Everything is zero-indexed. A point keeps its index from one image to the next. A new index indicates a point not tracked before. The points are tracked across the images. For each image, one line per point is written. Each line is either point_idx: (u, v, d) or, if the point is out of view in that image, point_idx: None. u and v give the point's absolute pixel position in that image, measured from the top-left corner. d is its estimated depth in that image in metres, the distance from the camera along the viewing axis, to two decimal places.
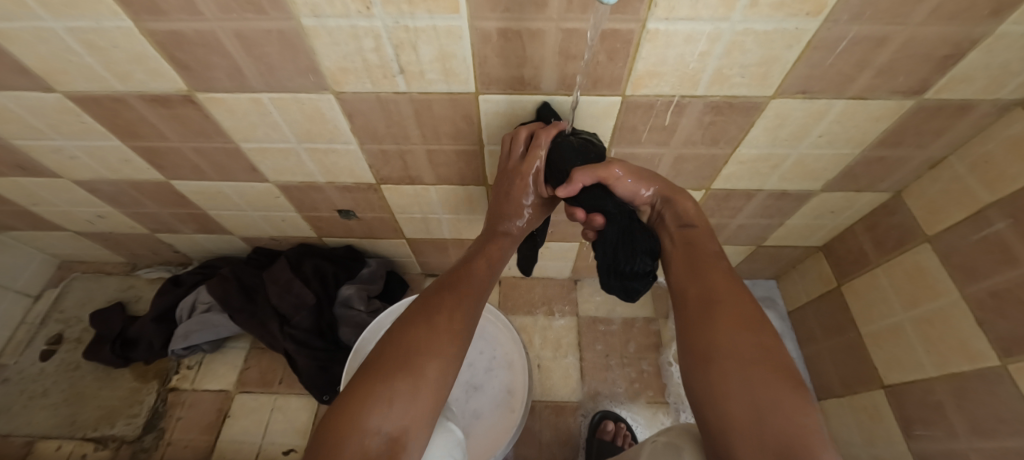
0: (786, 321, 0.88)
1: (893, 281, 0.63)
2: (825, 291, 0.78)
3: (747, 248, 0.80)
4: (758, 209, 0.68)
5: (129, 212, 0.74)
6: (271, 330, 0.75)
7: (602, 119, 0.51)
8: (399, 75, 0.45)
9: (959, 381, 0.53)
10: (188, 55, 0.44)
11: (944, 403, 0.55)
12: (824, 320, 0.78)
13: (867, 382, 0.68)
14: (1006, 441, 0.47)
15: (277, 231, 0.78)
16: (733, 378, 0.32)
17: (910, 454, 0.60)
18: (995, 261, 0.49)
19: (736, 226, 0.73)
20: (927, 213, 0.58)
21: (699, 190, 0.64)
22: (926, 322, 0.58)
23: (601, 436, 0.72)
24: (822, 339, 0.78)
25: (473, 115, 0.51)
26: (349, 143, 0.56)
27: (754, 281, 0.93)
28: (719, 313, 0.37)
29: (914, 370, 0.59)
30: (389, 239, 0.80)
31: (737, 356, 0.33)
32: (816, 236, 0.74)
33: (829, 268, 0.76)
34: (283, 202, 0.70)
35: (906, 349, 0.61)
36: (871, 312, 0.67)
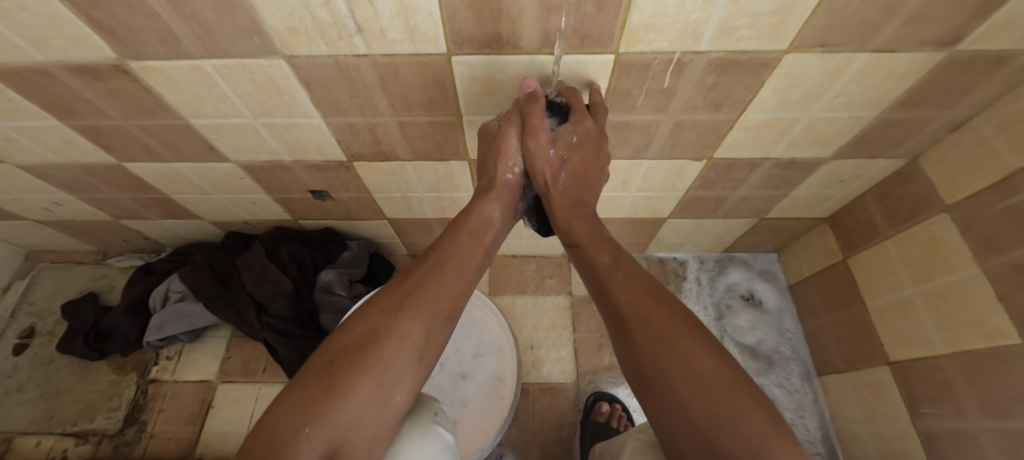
0: (785, 294, 0.86)
1: (903, 253, 0.60)
2: (828, 267, 0.75)
3: (748, 220, 0.75)
4: (762, 180, 0.63)
5: (87, 198, 0.69)
6: (248, 319, 0.72)
7: (592, 82, 0.45)
8: (357, 34, 0.39)
9: (970, 359, 0.50)
10: (108, 16, 0.37)
11: (953, 381, 0.53)
12: (827, 294, 0.75)
13: (869, 358, 0.66)
14: (1019, 421, 0.45)
15: (249, 214, 0.73)
16: (670, 400, 0.32)
17: (913, 431, 0.59)
18: (1020, 231, 0.45)
19: (738, 198, 0.68)
20: (946, 181, 0.53)
21: (699, 160, 0.59)
22: (939, 297, 0.54)
23: (596, 418, 0.72)
24: (824, 314, 0.76)
25: (447, 81, 0.45)
26: (311, 117, 0.51)
27: (755, 254, 0.90)
28: (644, 336, 0.35)
29: (922, 347, 0.57)
30: (369, 221, 0.76)
31: (676, 382, 0.32)
32: (821, 207, 0.70)
33: (835, 241, 0.73)
34: (249, 184, 0.65)
35: (914, 325, 0.58)
36: (878, 286, 0.64)
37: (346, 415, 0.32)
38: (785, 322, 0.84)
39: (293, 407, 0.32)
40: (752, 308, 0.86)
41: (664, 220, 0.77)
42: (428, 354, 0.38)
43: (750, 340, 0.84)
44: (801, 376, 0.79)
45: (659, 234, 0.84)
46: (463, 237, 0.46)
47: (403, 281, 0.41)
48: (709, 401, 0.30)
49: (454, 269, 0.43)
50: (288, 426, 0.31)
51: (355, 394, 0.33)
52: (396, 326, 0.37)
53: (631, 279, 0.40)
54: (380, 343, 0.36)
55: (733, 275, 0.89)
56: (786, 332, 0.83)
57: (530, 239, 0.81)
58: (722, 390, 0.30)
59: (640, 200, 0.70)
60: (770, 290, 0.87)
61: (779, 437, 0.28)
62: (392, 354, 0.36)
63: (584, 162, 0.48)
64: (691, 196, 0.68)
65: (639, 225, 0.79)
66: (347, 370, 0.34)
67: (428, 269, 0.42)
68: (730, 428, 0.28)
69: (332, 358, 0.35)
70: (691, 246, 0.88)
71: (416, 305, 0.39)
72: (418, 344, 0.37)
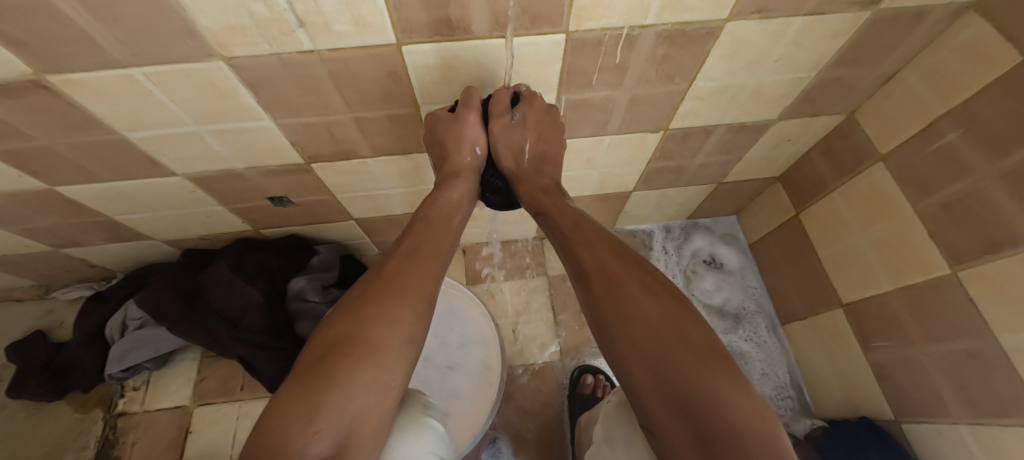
0: (746, 255, 0.90)
1: (849, 203, 0.64)
2: (783, 222, 0.79)
3: (708, 186, 0.78)
4: (718, 145, 0.65)
5: (18, 229, 0.63)
6: (219, 336, 0.69)
7: (546, 62, 0.45)
8: (300, 28, 0.37)
9: (912, 293, 0.55)
10: (12, 26, 0.33)
11: (899, 315, 0.58)
12: (784, 248, 0.80)
13: (826, 304, 0.71)
14: (961, 342, 0.50)
15: (206, 229, 0.69)
16: (627, 343, 0.33)
17: (869, 365, 0.64)
18: (948, 172, 0.49)
19: (697, 166, 0.71)
20: (881, 132, 0.57)
21: (657, 132, 0.60)
22: (883, 240, 0.59)
23: (582, 391, 0.74)
24: (784, 268, 0.80)
25: (400, 71, 0.44)
26: (261, 120, 0.48)
27: (715, 219, 0.94)
28: (603, 285, 0.37)
29: (871, 287, 0.62)
30: (336, 223, 0.73)
31: (633, 323, 0.34)
32: (773, 167, 0.74)
33: (787, 198, 0.77)
34: (202, 197, 0.61)
35: (863, 267, 0.63)
36: (829, 236, 0.68)
37: (345, 404, 0.31)
38: (747, 280, 0.88)
39: (292, 405, 0.31)
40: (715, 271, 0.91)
41: (630, 193, 0.79)
42: (421, 337, 0.38)
43: (717, 301, 0.89)
44: (766, 328, 0.85)
45: (627, 208, 0.86)
46: (434, 223, 0.45)
47: (381, 270, 0.40)
48: (660, 340, 0.32)
49: (432, 255, 0.42)
50: (290, 425, 0.30)
51: (354, 383, 0.32)
52: (388, 313, 0.36)
53: (594, 241, 0.40)
54: (375, 328, 0.35)
55: (697, 241, 0.93)
56: (750, 289, 0.88)
57: (502, 226, 0.81)
58: (670, 327, 0.33)
59: (605, 176, 0.71)
60: (732, 251, 0.91)
61: (723, 367, 0.31)
62: (387, 339, 0.35)
63: (540, 139, 0.48)
64: (653, 167, 0.70)
65: (607, 201, 0.80)
66: (343, 359, 0.33)
67: (405, 257, 0.41)
68: (680, 363, 0.31)
69: (330, 350, 0.34)
70: (658, 217, 0.91)
71: (400, 291, 0.38)
72: (410, 328, 0.37)
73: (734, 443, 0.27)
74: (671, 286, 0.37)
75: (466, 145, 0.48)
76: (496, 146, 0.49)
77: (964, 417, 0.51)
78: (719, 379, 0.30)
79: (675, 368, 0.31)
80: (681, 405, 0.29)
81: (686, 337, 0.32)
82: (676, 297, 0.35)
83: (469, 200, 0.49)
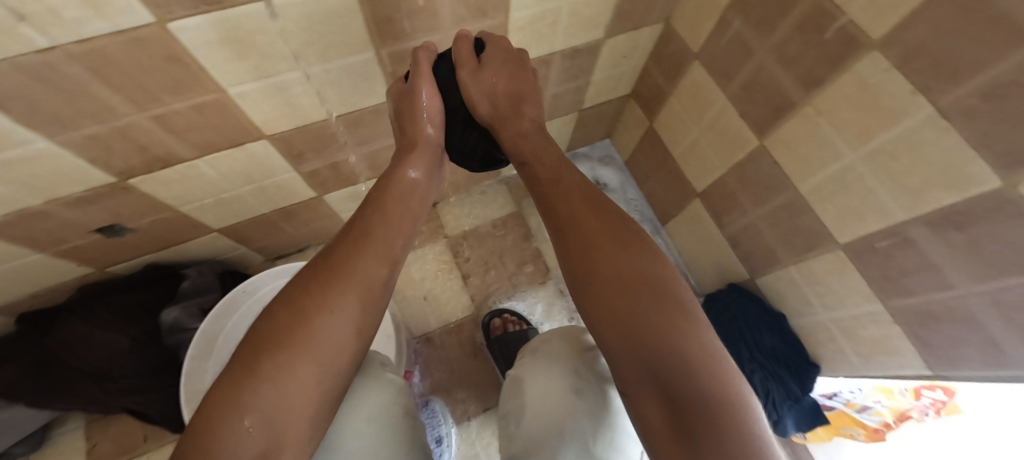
0: (623, 171, 0.98)
1: (682, 103, 0.71)
2: (642, 135, 0.86)
3: (571, 115, 0.82)
4: (561, 74, 0.68)
5: None
6: (93, 394, 0.63)
7: (347, 15, 0.42)
8: (20, 24, 0.29)
9: (738, 168, 0.64)
10: None
11: (733, 189, 0.67)
12: (648, 158, 0.88)
13: (686, 196, 0.80)
14: (776, 198, 0.59)
15: (37, 284, 0.58)
16: (600, 302, 0.31)
17: (723, 238, 0.74)
18: (739, 56, 0.56)
19: (551, 97, 0.74)
20: (688, 32, 0.63)
21: None
22: (710, 128, 0.66)
23: (494, 333, 0.77)
24: (653, 177, 0.89)
25: (183, 54, 0.38)
26: (34, 141, 0.40)
27: (593, 145, 1.00)
28: (575, 239, 0.34)
29: (710, 172, 0.70)
30: (196, 239, 0.67)
31: (603, 280, 0.32)
32: (621, 85, 0.79)
33: (640, 111, 0.83)
34: (10, 249, 0.51)
35: (702, 156, 0.71)
36: (674, 136, 0.76)
37: (275, 388, 0.29)
38: (629, 193, 0.96)
39: (220, 396, 0.28)
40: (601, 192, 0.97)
41: None
42: (366, 326, 0.35)
43: None
44: (651, 232, 0.94)
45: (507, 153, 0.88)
46: (388, 205, 0.40)
47: (328, 258, 0.36)
48: (629, 298, 0.30)
49: (377, 238, 0.37)
50: (213, 423, 0.27)
51: (286, 374, 0.29)
52: (323, 301, 0.32)
53: (572, 191, 0.37)
54: (310, 320, 0.31)
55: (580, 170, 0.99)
56: (632, 201, 0.96)
57: None
58: (635, 288, 0.30)
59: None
60: (611, 171, 0.98)
61: (689, 322, 0.28)
62: (326, 332, 0.32)
63: (501, 83, 0.43)
64: None
65: None
66: (276, 347, 0.30)
67: (352, 242, 0.36)
68: (655, 315, 0.28)
69: (263, 338, 0.30)
70: None
71: (342, 280, 0.34)
72: (349, 319, 0.33)
73: (695, 401, 0.25)
74: (646, 237, 0.34)
75: (425, 119, 0.45)
76: (467, 94, 0.43)
77: (790, 259, 0.61)
78: (686, 332, 0.28)
79: (645, 316, 0.29)
80: (651, 368, 0.27)
81: (658, 296, 0.30)
82: (649, 252, 0.33)
83: (425, 179, 0.44)
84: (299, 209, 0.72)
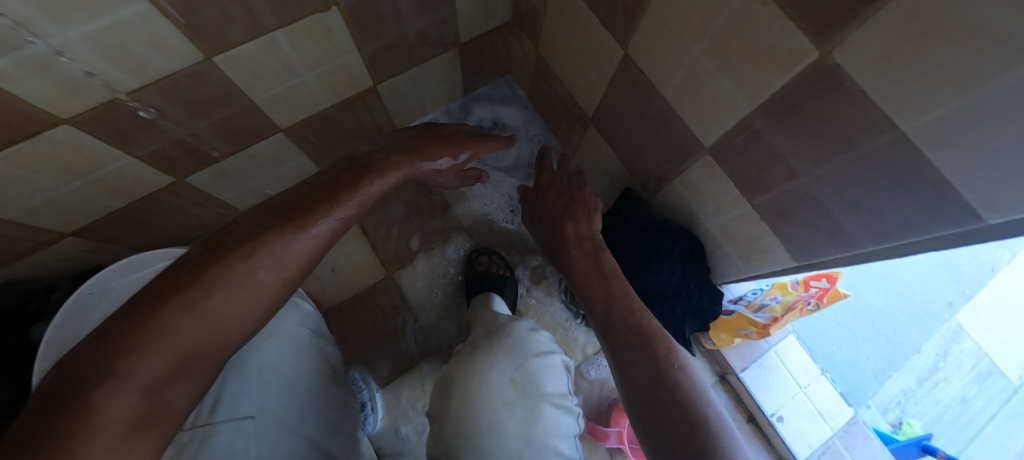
0: (526, 109, 0.89)
1: (557, 23, 0.62)
2: (533, 65, 0.76)
3: (449, 53, 0.71)
4: (417, 8, 0.57)
5: None
6: None
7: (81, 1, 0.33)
8: None
9: (617, 85, 0.58)
10: None
11: (616, 109, 0.61)
12: (544, 93, 0.80)
13: (581, 124, 0.74)
14: (653, 108, 0.55)
15: None
16: (612, 333, 0.60)
17: (616, 163, 0.70)
18: None
19: (416, 38, 0.63)
20: None
21: (329, 11, 0.49)
22: (583, 46, 0.60)
23: (476, 269, 0.85)
24: (548, 110, 0.82)
25: None
26: None
27: (492, 84, 0.89)
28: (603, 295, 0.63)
29: (595, 94, 0.64)
30: (48, 246, 0.61)
31: (619, 332, 0.59)
32: (497, 13, 0.68)
33: (524, 39, 0.73)
34: None
35: (585, 79, 0.64)
36: (558, 61, 0.68)
37: (172, 323, 0.34)
38: (532, 131, 0.90)
39: (107, 361, 0.31)
40: (500, 134, 0.91)
41: (374, 89, 0.69)
42: (311, 242, 0.43)
43: (509, 160, 0.91)
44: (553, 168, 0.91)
45: (387, 107, 0.78)
46: (364, 172, 0.53)
47: (305, 195, 0.47)
48: (645, 355, 0.55)
49: (348, 193, 0.49)
50: (92, 397, 0.29)
51: (194, 308, 0.35)
52: (289, 233, 0.41)
53: (613, 291, 0.62)
54: (280, 233, 0.41)
55: (478, 111, 0.90)
56: (535, 138, 0.90)
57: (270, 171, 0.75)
58: (649, 347, 0.56)
59: (324, 78, 0.61)
60: (512, 110, 0.90)
61: (662, 354, 0.55)
62: (256, 278, 0.39)
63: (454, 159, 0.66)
64: (369, 53, 0.61)
65: (358, 106, 0.72)
66: (214, 262, 0.37)
67: (329, 186, 0.50)
68: (675, 403, 0.51)
69: (220, 265, 0.37)
70: (431, 102, 0.84)
71: (297, 217, 0.43)
72: (293, 250, 0.41)
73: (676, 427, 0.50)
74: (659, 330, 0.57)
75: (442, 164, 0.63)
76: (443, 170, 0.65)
77: (672, 174, 0.59)
78: (682, 407, 0.51)
79: (644, 356, 0.55)
80: (666, 421, 0.51)
81: (659, 383, 0.53)
82: (655, 327, 0.57)
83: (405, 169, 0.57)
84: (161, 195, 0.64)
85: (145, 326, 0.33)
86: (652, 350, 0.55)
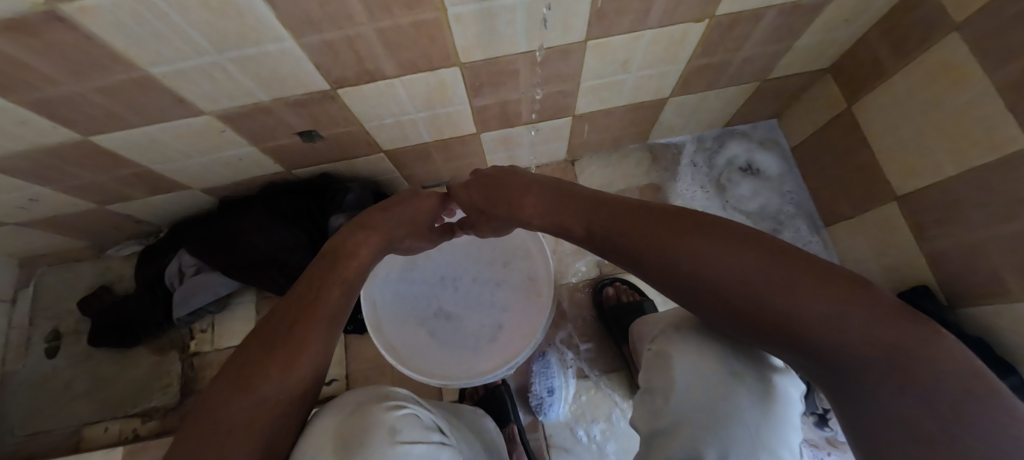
0: (787, 159, 0.81)
1: (909, 84, 0.57)
2: (828, 119, 0.71)
3: (751, 86, 0.69)
4: (767, 33, 0.57)
5: (66, 187, 0.61)
6: (272, 278, 0.72)
7: None
8: None
9: (979, 175, 0.50)
10: None
11: (962, 198, 0.53)
12: (829, 148, 0.72)
13: (877, 199, 0.65)
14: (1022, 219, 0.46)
15: (241, 175, 0.68)
16: (714, 296, 0.32)
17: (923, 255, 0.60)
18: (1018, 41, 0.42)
19: (741, 61, 0.62)
20: None
21: (701, 22, 0.52)
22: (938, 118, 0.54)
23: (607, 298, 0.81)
24: (822, 169, 0.75)
25: None
26: (282, 40, 0.42)
27: (754, 124, 0.83)
28: (653, 255, 0.37)
29: (928, 173, 0.56)
30: (365, 158, 0.71)
31: (691, 265, 0.34)
32: (823, 57, 0.65)
33: (836, 90, 0.69)
34: (232, 137, 0.58)
35: (919, 153, 0.57)
36: (884, 123, 0.61)
37: (226, 427, 0.31)
38: (788, 185, 0.80)
39: None
40: (752, 177, 0.81)
41: (667, 100, 0.69)
42: (300, 373, 0.37)
43: (754, 206, 0.81)
44: (806, 229, 0.78)
45: (660, 116, 0.76)
46: (337, 263, 0.49)
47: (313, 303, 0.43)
48: (761, 280, 0.30)
49: (320, 314, 0.42)
50: None
51: (241, 401, 0.33)
52: (285, 354, 0.37)
53: (694, 244, 0.34)
54: (266, 367, 0.36)
55: (733, 148, 0.83)
56: (789, 193, 0.80)
57: (537, 149, 0.77)
58: (826, 282, 0.28)
59: (641, 81, 0.62)
60: (770, 156, 0.81)
61: (846, 288, 0.28)
62: (268, 385, 0.35)
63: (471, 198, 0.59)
64: (694, 66, 0.61)
65: (640, 113, 0.72)
66: (249, 375, 0.35)
67: (309, 284, 0.45)
68: (884, 336, 0.26)
69: (234, 380, 0.34)
70: (692, 126, 0.80)
71: (305, 316, 0.41)
72: (279, 387, 0.35)
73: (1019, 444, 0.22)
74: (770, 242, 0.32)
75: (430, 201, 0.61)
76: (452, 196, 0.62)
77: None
78: (923, 347, 0.26)
79: (769, 299, 0.29)
80: (928, 412, 0.24)
81: (856, 344, 0.27)
82: (789, 247, 0.32)
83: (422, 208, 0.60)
84: (456, 144, 0.71)
85: (207, 419, 0.32)
86: (815, 260, 0.30)
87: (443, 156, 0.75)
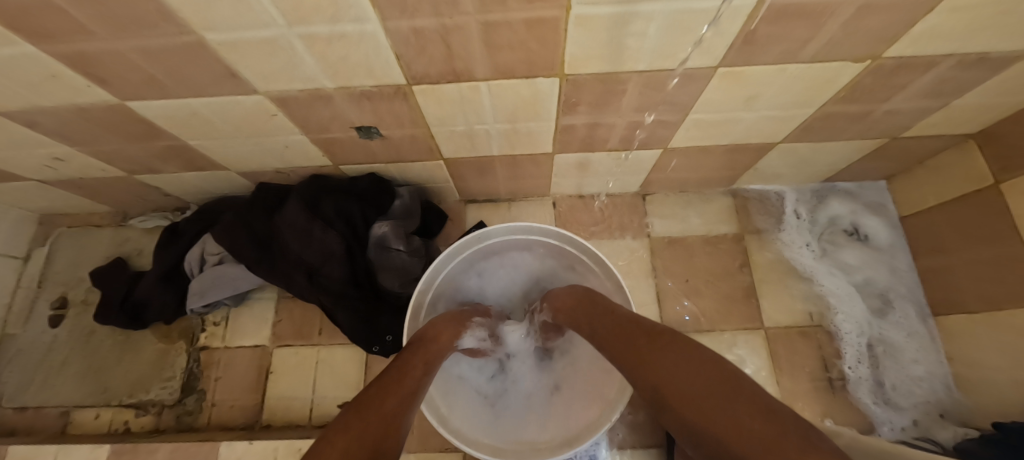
0: (896, 229, 0.73)
1: None
2: (966, 193, 0.60)
3: (877, 142, 0.60)
4: (928, 87, 0.47)
5: (94, 151, 0.55)
6: (298, 282, 0.64)
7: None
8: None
9: None
10: None
11: None
12: (958, 225, 0.62)
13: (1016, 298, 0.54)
14: None
15: (283, 163, 0.61)
16: None
17: None
18: None
19: (882, 114, 0.52)
20: None
21: (863, 62, 0.42)
22: None
23: None
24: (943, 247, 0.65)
25: None
26: (363, 21, 0.33)
27: (860, 183, 0.75)
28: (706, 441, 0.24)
29: None
30: (422, 163, 0.63)
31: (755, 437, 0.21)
32: (975, 122, 0.55)
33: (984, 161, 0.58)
34: (283, 123, 0.51)
35: None
36: None
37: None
38: (896, 259, 0.72)
39: None
40: (857, 244, 0.74)
41: (774, 145, 0.61)
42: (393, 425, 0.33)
43: (856, 278, 0.73)
44: (914, 316, 0.69)
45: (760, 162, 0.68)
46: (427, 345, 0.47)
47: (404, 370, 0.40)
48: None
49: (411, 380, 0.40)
50: None
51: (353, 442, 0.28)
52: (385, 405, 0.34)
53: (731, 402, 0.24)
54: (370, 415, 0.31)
55: (836, 206, 0.75)
56: (899, 270, 0.71)
57: (612, 176, 0.70)
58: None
59: (759, 120, 0.53)
60: (879, 223, 0.73)
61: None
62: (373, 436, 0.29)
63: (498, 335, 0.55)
64: (826, 112, 0.52)
65: (739, 154, 0.63)
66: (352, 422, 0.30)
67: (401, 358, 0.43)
68: None
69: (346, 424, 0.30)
70: (792, 177, 0.73)
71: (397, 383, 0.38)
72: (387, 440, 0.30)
73: None
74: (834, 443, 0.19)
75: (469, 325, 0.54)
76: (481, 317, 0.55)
77: None
78: None
79: None
80: None
81: None
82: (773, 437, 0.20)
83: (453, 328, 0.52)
84: (525, 159, 0.63)
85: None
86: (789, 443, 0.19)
87: (506, 171, 0.67)
